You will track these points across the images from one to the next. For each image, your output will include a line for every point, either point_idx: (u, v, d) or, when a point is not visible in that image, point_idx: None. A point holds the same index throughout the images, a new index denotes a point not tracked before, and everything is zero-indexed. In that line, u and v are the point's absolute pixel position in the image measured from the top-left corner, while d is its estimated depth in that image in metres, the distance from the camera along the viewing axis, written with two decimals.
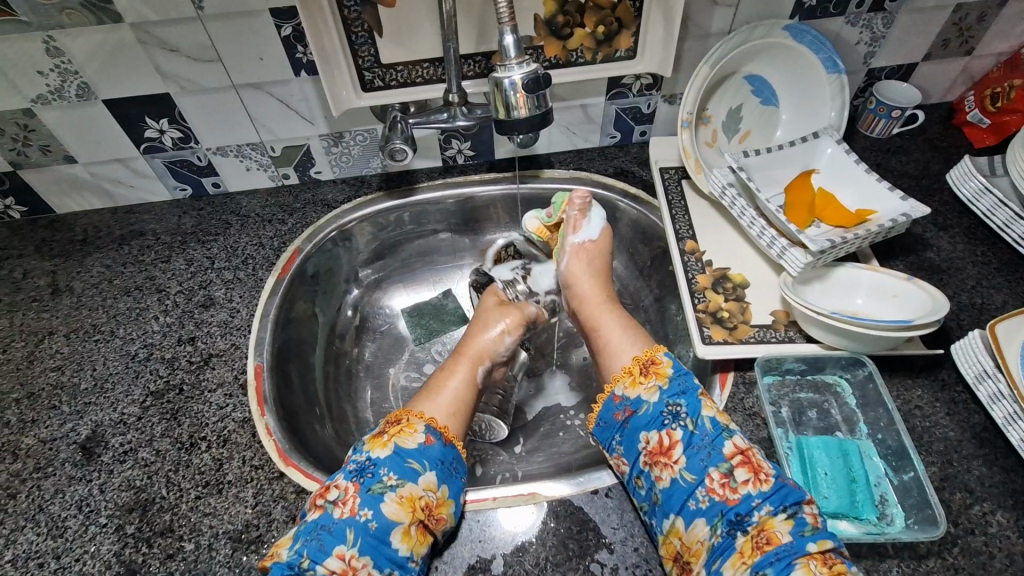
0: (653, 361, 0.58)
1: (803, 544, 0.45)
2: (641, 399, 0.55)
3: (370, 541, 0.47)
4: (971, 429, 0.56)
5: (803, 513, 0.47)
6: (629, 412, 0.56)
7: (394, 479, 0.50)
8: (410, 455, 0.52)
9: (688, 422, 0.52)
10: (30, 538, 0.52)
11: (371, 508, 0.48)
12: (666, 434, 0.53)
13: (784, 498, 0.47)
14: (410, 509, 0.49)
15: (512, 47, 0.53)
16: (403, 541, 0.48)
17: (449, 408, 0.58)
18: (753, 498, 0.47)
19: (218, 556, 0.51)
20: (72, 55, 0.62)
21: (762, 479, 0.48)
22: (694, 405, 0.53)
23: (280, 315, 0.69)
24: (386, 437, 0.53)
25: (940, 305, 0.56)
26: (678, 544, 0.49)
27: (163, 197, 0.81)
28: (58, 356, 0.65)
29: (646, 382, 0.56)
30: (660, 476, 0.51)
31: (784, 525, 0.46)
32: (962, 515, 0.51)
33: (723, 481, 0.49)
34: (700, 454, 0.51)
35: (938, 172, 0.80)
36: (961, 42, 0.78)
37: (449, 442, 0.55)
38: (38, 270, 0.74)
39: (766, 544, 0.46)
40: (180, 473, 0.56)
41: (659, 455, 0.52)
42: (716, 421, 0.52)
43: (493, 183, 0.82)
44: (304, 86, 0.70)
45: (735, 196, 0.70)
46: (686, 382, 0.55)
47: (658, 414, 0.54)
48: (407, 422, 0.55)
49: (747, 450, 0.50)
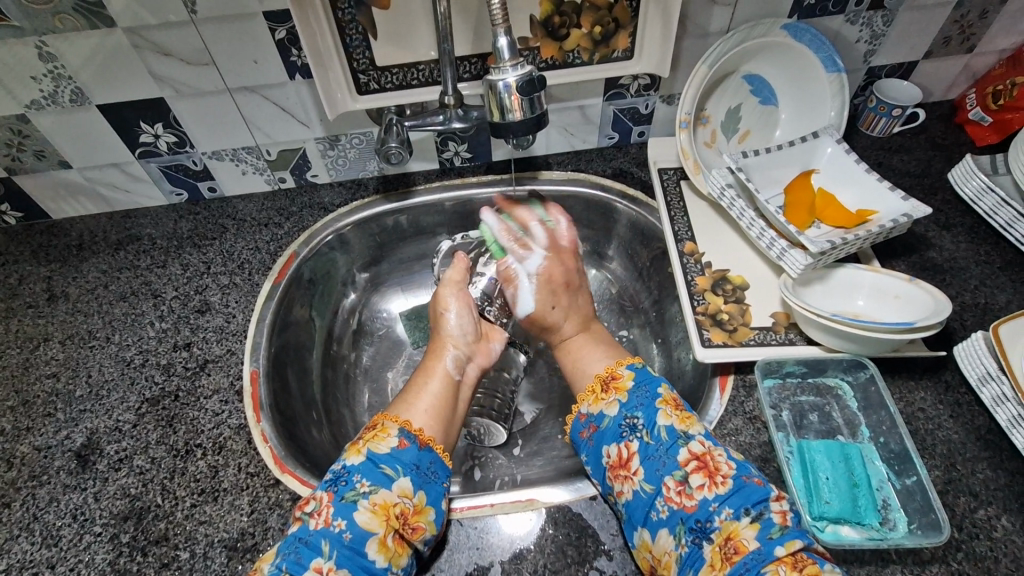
0: (614, 376, 0.58)
1: (770, 548, 0.44)
2: (602, 414, 0.56)
3: (346, 552, 0.47)
4: (975, 431, 0.56)
5: (768, 513, 0.46)
6: (592, 428, 0.56)
7: (367, 486, 0.50)
8: (383, 461, 0.52)
9: (644, 433, 0.52)
10: (24, 548, 0.51)
11: (345, 518, 0.48)
12: (623, 447, 0.52)
13: (746, 499, 0.47)
14: (384, 517, 0.49)
15: (506, 49, 0.53)
16: (380, 552, 0.47)
17: (428, 411, 0.59)
18: (710, 503, 0.47)
19: (213, 564, 0.50)
20: (65, 60, 0.62)
21: (719, 482, 0.48)
22: (650, 415, 0.53)
23: (276, 320, 0.69)
24: (360, 444, 0.53)
25: (943, 306, 0.55)
26: (649, 557, 0.48)
27: (159, 202, 0.81)
28: (54, 362, 0.65)
29: (606, 397, 0.57)
30: (621, 489, 0.51)
31: (749, 530, 0.45)
32: (966, 520, 0.50)
33: (680, 489, 0.49)
34: (658, 463, 0.50)
35: (939, 171, 0.79)
36: (962, 40, 0.78)
37: (425, 445, 0.55)
38: (33, 276, 0.74)
39: (734, 553, 0.45)
40: (176, 481, 0.55)
41: (618, 469, 0.52)
42: (673, 430, 0.51)
43: (491, 186, 0.82)
44: (298, 89, 0.69)
45: (734, 197, 0.69)
46: (644, 394, 0.55)
47: (616, 428, 0.54)
48: (381, 427, 0.55)
49: (704, 454, 0.50)
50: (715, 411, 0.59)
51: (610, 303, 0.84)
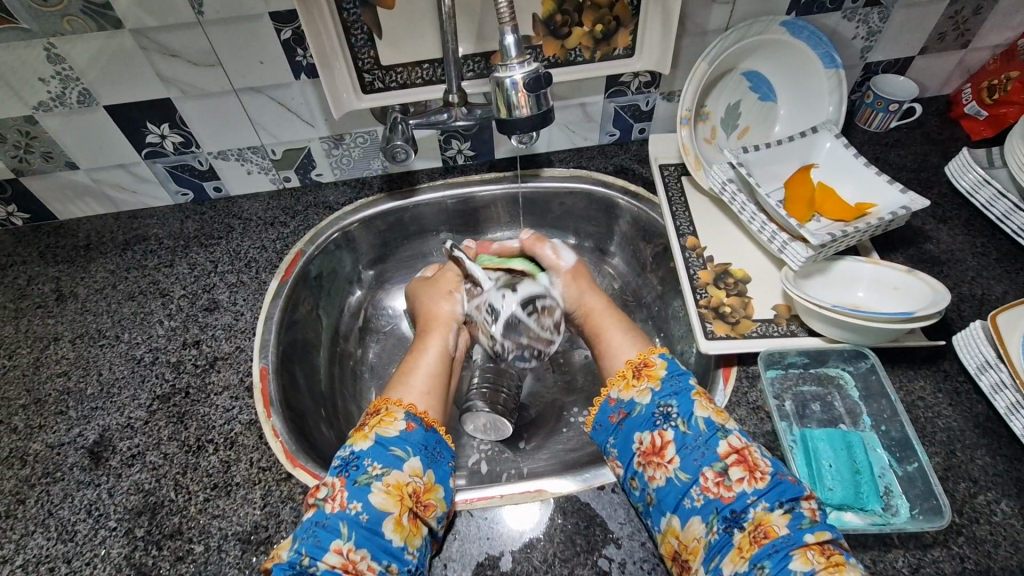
0: (646, 363, 0.59)
1: (800, 536, 0.45)
2: (633, 401, 0.57)
3: (364, 533, 0.47)
4: (974, 418, 0.57)
5: (800, 508, 0.47)
6: (623, 414, 0.57)
7: (379, 468, 0.51)
8: (392, 443, 0.53)
9: (679, 422, 0.53)
10: (40, 543, 0.52)
11: (360, 500, 0.49)
12: (658, 434, 0.53)
13: (781, 494, 0.47)
14: (398, 497, 0.49)
15: (513, 47, 0.54)
16: (396, 531, 0.48)
17: (423, 389, 0.60)
18: (748, 494, 0.48)
19: (228, 557, 0.51)
20: (72, 61, 0.62)
21: (758, 477, 0.48)
22: (685, 405, 0.54)
23: (283, 318, 0.70)
24: (366, 430, 0.54)
25: (941, 297, 0.56)
26: (675, 542, 0.48)
27: (165, 203, 0.82)
28: (64, 361, 0.66)
29: (638, 385, 0.58)
30: (654, 475, 0.51)
31: (780, 519, 0.46)
32: (966, 505, 0.52)
33: (717, 479, 0.49)
34: (694, 454, 0.51)
35: (936, 164, 0.80)
36: (957, 35, 0.79)
37: (431, 427, 0.57)
38: (41, 276, 0.74)
39: (764, 537, 0.45)
40: (188, 476, 0.56)
41: (652, 455, 0.52)
42: (711, 421, 0.52)
43: (494, 183, 0.82)
44: (303, 89, 0.70)
45: (735, 192, 0.70)
46: (678, 383, 0.56)
47: (650, 415, 0.55)
48: (386, 411, 0.56)
49: (743, 449, 0.51)
50: (719, 401, 0.60)
51: (613, 299, 0.85)
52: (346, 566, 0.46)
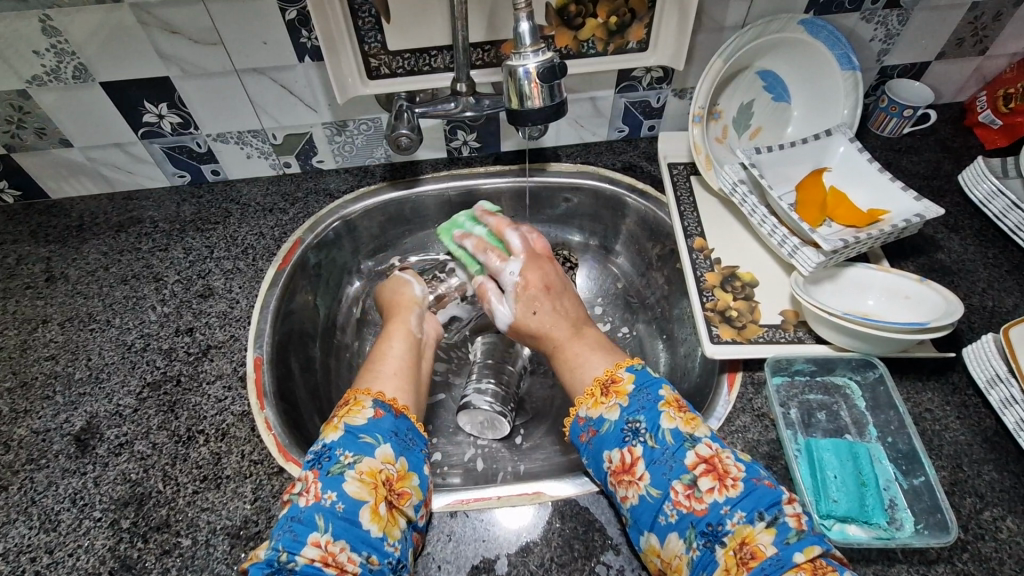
0: (613, 379, 0.56)
1: (789, 554, 0.43)
2: (602, 418, 0.54)
3: (341, 524, 0.46)
4: (982, 433, 0.56)
5: (783, 517, 0.45)
6: (592, 432, 0.54)
7: (351, 457, 0.49)
8: (362, 431, 0.51)
9: (648, 437, 0.51)
10: (22, 532, 0.50)
11: (335, 490, 0.47)
12: (627, 451, 0.51)
13: (758, 503, 0.46)
14: (372, 485, 0.48)
15: (527, 35, 0.52)
16: (373, 521, 0.47)
17: (390, 375, 0.59)
18: (721, 506, 0.46)
19: (216, 552, 0.49)
20: (68, 35, 0.60)
21: (729, 485, 0.47)
22: (653, 419, 0.52)
23: (280, 307, 0.68)
24: (336, 421, 0.52)
25: (954, 308, 0.55)
26: (658, 560, 0.47)
27: (161, 184, 0.80)
28: (53, 345, 0.64)
29: (606, 401, 0.55)
30: (626, 494, 0.50)
31: (764, 535, 0.44)
32: (972, 521, 0.51)
33: (688, 492, 0.48)
34: (664, 468, 0.49)
35: (949, 173, 0.79)
36: (976, 41, 0.77)
37: (401, 414, 0.55)
38: (32, 256, 0.72)
39: (751, 558, 0.43)
40: (177, 467, 0.54)
41: (622, 474, 0.50)
42: (678, 433, 0.50)
43: (499, 176, 0.81)
44: (307, 72, 0.68)
45: (746, 193, 0.68)
46: (646, 397, 0.53)
47: (618, 433, 0.52)
48: (356, 401, 0.54)
49: (712, 457, 0.49)
50: (723, 407, 0.59)
51: (616, 298, 0.84)
52: (325, 558, 0.44)
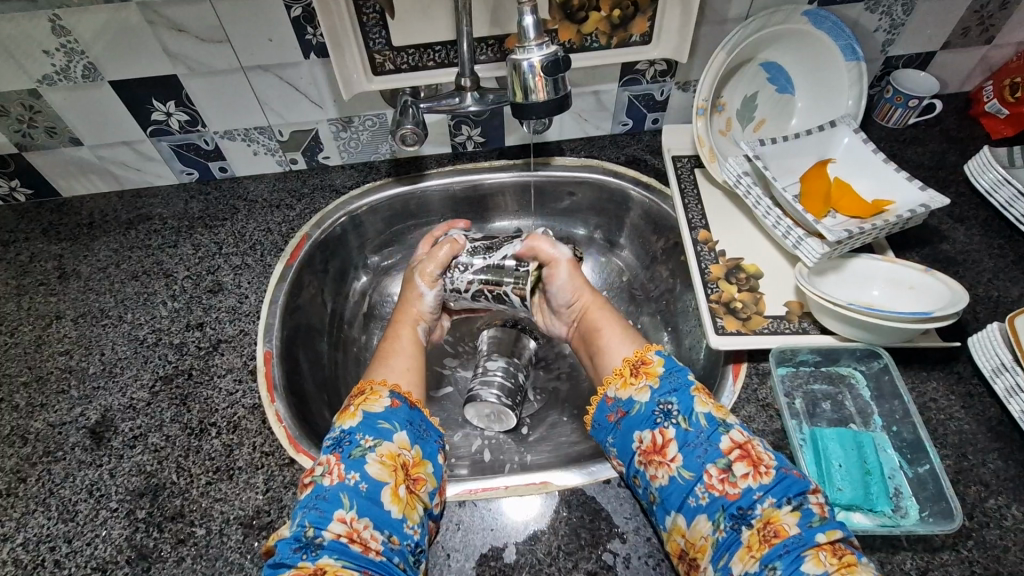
0: (643, 361, 0.58)
1: (811, 535, 0.44)
2: (632, 400, 0.56)
3: (364, 502, 0.47)
4: (986, 422, 0.56)
5: (808, 504, 0.46)
6: (621, 413, 0.56)
7: (371, 441, 0.51)
8: (380, 418, 0.53)
9: (681, 419, 0.52)
10: (41, 522, 0.51)
11: (358, 471, 0.49)
12: (659, 433, 0.52)
13: (787, 489, 0.47)
14: (392, 468, 0.50)
15: (531, 29, 0.53)
16: (393, 502, 0.48)
17: (402, 369, 0.62)
18: (754, 490, 0.47)
19: (229, 541, 0.50)
20: (77, 34, 0.61)
21: (763, 471, 0.48)
22: (686, 402, 0.53)
23: (288, 302, 0.69)
24: (353, 408, 0.54)
25: (959, 297, 0.55)
26: (682, 540, 0.48)
27: (170, 181, 0.81)
28: (67, 340, 0.65)
29: (636, 382, 0.56)
30: (656, 474, 0.50)
31: (790, 517, 0.45)
32: (977, 509, 0.51)
33: (722, 476, 0.48)
34: (697, 450, 0.50)
35: (954, 163, 0.78)
36: (981, 31, 0.77)
37: (415, 406, 0.57)
38: (44, 253, 0.73)
39: (774, 537, 0.44)
40: (190, 458, 0.55)
41: (653, 454, 0.51)
42: (711, 417, 0.52)
43: (503, 171, 0.81)
44: (313, 68, 0.69)
45: (751, 185, 0.69)
46: (677, 380, 0.55)
47: (650, 413, 0.54)
48: (371, 391, 0.56)
49: (746, 444, 0.50)
50: (728, 399, 0.59)
51: (621, 291, 0.84)
52: (351, 535, 0.46)
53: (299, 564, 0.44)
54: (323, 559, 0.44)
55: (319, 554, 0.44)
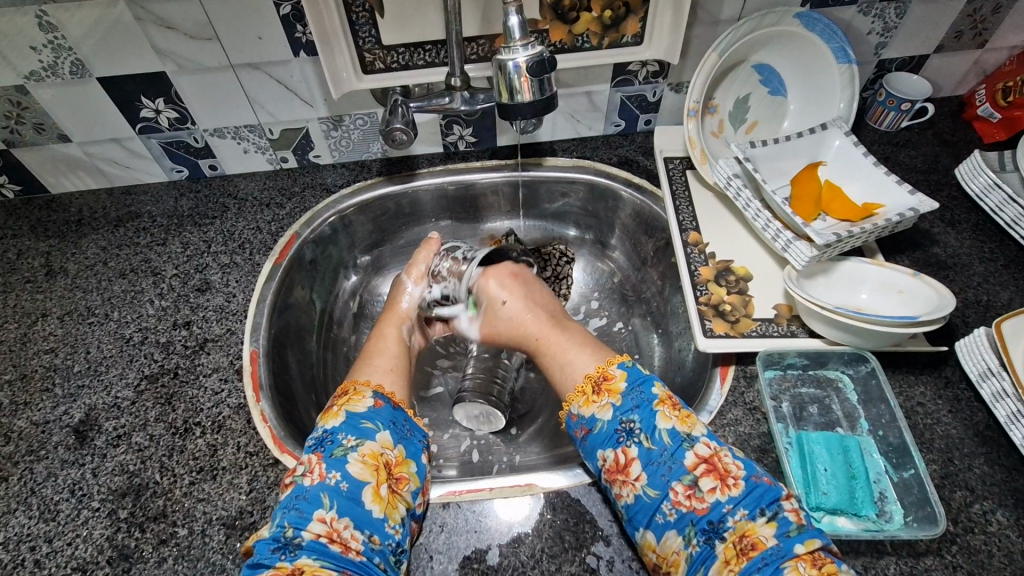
0: (605, 376, 0.56)
1: (790, 545, 0.44)
2: (595, 417, 0.54)
3: (345, 502, 0.47)
4: (973, 427, 0.56)
5: (784, 512, 0.46)
6: (586, 430, 0.55)
7: (353, 440, 0.51)
8: (363, 417, 0.53)
9: (643, 438, 0.51)
10: (22, 521, 0.51)
11: (339, 470, 0.48)
12: (621, 452, 0.51)
13: (759, 500, 0.47)
14: (374, 468, 0.49)
15: (516, 29, 0.53)
16: (375, 502, 0.48)
17: (384, 368, 0.61)
18: (723, 504, 0.47)
19: (211, 542, 0.50)
20: (65, 30, 0.61)
21: (731, 485, 0.47)
22: (648, 419, 0.52)
23: (276, 301, 0.68)
24: (336, 409, 0.54)
25: (946, 302, 0.55)
26: (654, 556, 0.48)
27: (159, 179, 0.80)
28: (52, 338, 0.64)
29: (598, 399, 0.55)
30: (621, 493, 0.50)
31: (766, 529, 0.45)
32: (961, 514, 0.51)
33: (689, 492, 0.48)
34: (662, 469, 0.49)
35: (946, 167, 0.78)
36: (974, 34, 0.77)
37: (399, 405, 0.56)
38: (32, 250, 0.73)
39: (750, 549, 0.44)
40: (174, 458, 0.55)
41: (616, 473, 0.51)
42: (675, 433, 0.51)
43: (495, 170, 0.81)
44: (303, 67, 0.68)
45: (741, 187, 0.69)
46: (639, 395, 0.53)
47: (612, 432, 0.53)
48: (355, 390, 0.56)
49: (712, 457, 0.49)
50: (715, 401, 0.59)
51: (612, 292, 0.84)
52: (331, 535, 0.46)
53: (277, 564, 0.43)
54: (301, 559, 0.44)
55: (299, 554, 0.44)
